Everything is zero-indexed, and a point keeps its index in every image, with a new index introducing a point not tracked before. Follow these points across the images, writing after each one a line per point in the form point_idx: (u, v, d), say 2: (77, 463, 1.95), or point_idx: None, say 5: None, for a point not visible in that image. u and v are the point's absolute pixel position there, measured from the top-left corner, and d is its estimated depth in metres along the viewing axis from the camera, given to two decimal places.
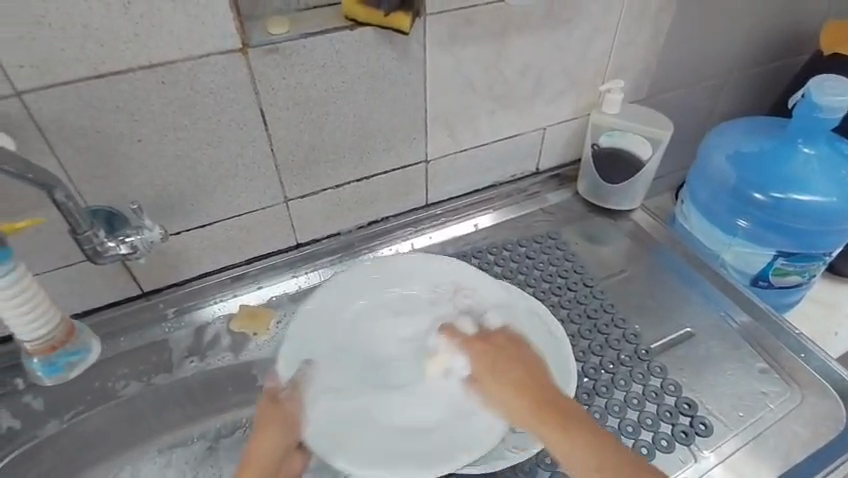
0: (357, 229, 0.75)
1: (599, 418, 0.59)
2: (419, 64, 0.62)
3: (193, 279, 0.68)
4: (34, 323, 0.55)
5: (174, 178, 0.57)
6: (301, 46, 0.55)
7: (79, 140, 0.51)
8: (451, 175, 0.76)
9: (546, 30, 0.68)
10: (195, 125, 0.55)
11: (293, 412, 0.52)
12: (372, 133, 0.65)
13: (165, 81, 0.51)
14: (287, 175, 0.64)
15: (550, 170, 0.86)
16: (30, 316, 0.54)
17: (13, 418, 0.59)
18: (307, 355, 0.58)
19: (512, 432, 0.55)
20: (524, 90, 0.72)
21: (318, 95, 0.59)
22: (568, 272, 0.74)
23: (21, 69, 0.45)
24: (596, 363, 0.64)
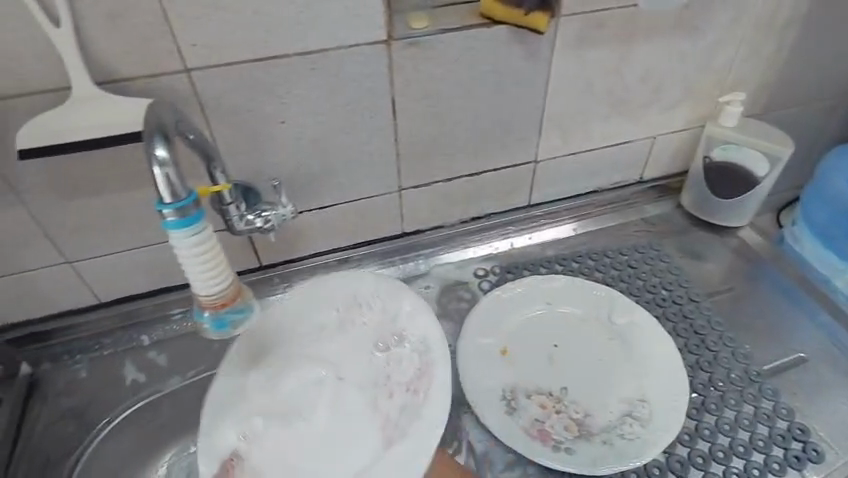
0: (460, 224, 0.76)
1: (709, 436, 0.57)
2: (545, 64, 0.63)
3: (305, 258, 0.71)
4: (209, 274, 0.38)
5: (306, 160, 0.60)
6: (440, 41, 0.57)
7: (231, 117, 0.55)
8: (556, 178, 0.76)
9: (675, 37, 0.66)
10: (333, 110, 0.58)
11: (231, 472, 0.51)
12: (489, 129, 0.66)
13: (314, 67, 0.54)
14: (405, 165, 0.66)
15: (654, 181, 0.83)
16: (205, 269, 0.38)
17: (139, 371, 0.64)
18: (229, 405, 0.55)
19: (623, 439, 0.55)
20: (642, 97, 0.71)
21: (446, 89, 0.61)
22: (673, 285, 0.72)
23: (194, 48, 0.49)
24: (705, 380, 0.62)
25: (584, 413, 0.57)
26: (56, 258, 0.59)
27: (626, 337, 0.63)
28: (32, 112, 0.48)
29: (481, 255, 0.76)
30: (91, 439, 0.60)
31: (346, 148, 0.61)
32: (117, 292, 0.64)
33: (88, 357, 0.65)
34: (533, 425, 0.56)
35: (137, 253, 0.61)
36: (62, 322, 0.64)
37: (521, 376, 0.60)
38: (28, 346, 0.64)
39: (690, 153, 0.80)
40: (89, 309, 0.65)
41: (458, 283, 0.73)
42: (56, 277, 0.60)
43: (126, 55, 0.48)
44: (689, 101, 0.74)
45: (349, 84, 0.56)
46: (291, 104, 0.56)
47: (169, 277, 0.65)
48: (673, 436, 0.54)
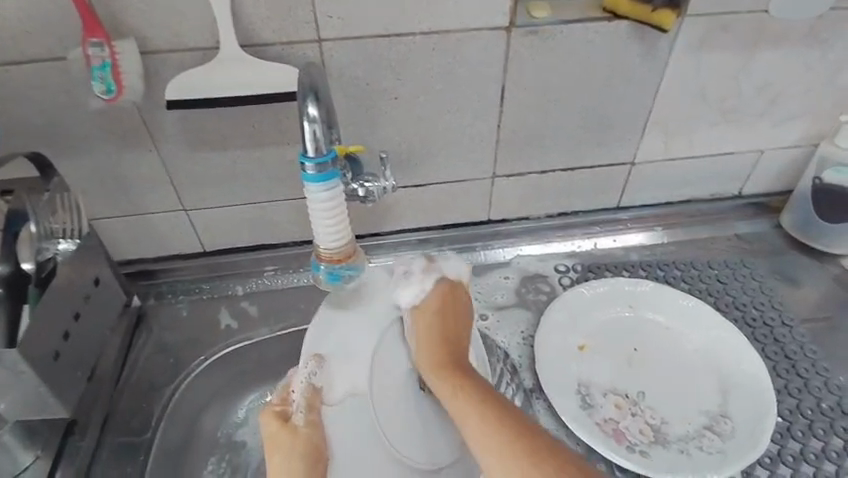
0: (545, 218, 0.76)
1: (792, 462, 0.55)
2: (661, 64, 0.62)
3: (391, 233, 0.73)
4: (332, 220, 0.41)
5: (411, 137, 0.63)
6: (559, 32, 0.57)
7: (351, 89, 0.57)
8: (651, 182, 0.74)
9: (803, 47, 0.63)
10: (445, 91, 0.59)
11: (311, 435, 0.47)
12: (593, 125, 0.66)
13: (435, 48, 0.56)
14: (503, 152, 0.66)
15: (752, 197, 0.79)
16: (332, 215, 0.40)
17: (233, 318, 0.69)
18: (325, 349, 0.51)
19: (700, 451, 0.54)
20: (756, 108, 0.68)
21: (557, 79, 0.61)
22: (764, 306, 0.70)
23: (330, 20, 0.52)
24: (793, 406, 0.59)
25: (661, 420, 0.57)
26: (175, 204, 0.64)
27: (712, 352, 0.61)
28: (181, 68, 0.53)
29: (563, 251, 0.76)
30: (188, 374, 0.64)
31: (452, 130, 0.63)
32: (220, 243, 0.69)
33: (189, 299, 0.70)
34: (607, 423, 0.56)
35: (244, 208, 0.66)
36: (169, 264, 0.70)
37: (597, 373, 0.60)
38: (139, 281, 0.69)
39: (798, 172, 0.76)
40: (193, 256, 0.70)
41: (537, 275, 0.73)
42: (171, 222, 0.65)
43: (269, 21, 0.51)
44: (806, 118, 0.70)
45: (465, 66, 0.58)
46: (407, 81, 0.58)
47: (267, 235, 0.69)
48: (758, 454, 0.52)
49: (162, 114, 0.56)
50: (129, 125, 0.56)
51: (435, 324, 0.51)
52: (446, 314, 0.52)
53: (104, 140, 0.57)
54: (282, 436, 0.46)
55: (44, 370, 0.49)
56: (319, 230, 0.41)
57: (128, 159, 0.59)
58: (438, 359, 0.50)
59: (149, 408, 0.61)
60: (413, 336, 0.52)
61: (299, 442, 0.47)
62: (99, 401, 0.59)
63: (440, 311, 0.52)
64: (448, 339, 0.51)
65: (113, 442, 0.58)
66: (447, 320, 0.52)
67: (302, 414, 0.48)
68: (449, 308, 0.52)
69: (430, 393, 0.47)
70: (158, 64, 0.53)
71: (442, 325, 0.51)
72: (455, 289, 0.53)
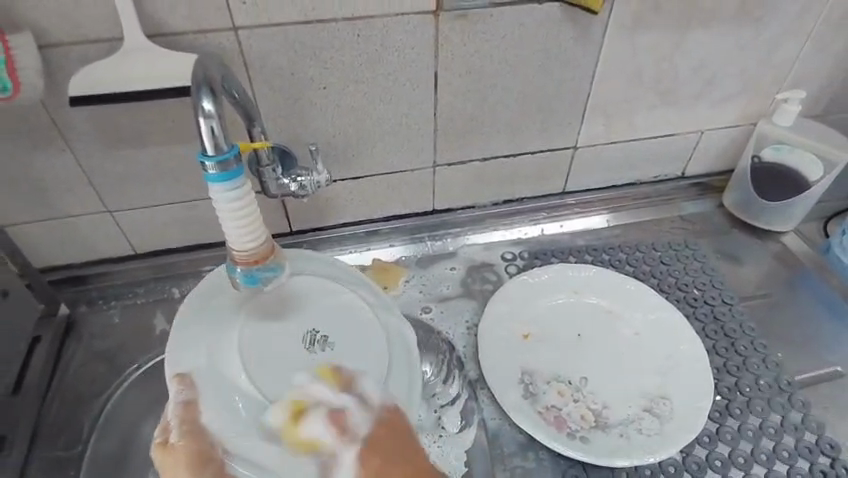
0: (491, 206, 0.75)
1: (730, 440, 0.55)
2: (595, 46, 0.61)
3: (333, 228, 0.71)
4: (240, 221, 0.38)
5: (344, 127, 0.60)
6: (488, 15, 0.55)
7: (275, 79, 0.55)
8: (595, 166, 0.74)
9: (736, 26, 0.63)
10: (375, 80, 0.57)
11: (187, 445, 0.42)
12: (531, 111, 0.65)
13: (360, 34, 0.54)
14: (441, 141, 0.65)
15: (695, 178, 0.80)
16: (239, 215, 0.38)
17: (168, 323, 0.66)
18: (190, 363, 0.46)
19: (638, 433, 0.54)
20: (694, 89, 0.68)
21: (491, 65, 0.59)
22: (706, 285, 0.70)
23: (244, 6, 0.49)
24: (731, 383, 0.60)
25: (602, 405, 0.57)
26: (98, 206, 0.60)
27: (652, 333, 0.62)
28: (86, 61, 0.50)
29: (510, 238, 0.75)
30: (119, 384, 0.62)
31: (385, 120, 0.61)
32: (152, 245, 0.66)
33: (122, 305, 0.67)
34: (549, 411, 0.56)
35: (173, 208, 0.63)
36: (97, 269, 0.66)
37: (540, 361, 0.60)
38: (67, 288, 0.66)
39: (738, 151, 0.77)
40: (124, 259, 0.66)
41: (484, 264, 0.72)
42: (95, 225, 0.62)
43: (176, 9, 0.48)
44: (742, 97, 0.70)
45: (394, 53, 0.56)
46: (335, 69, 0.56)
47: (202, 235, 0.66)
48: (692, 437, 0.53)
49: (71, 112, 0.52)
50: (35, 125, 0.53)
51: (387, 439, 0.45)
52: (399, 452, 0.44)
53: (9, 142, 0.53)
54: (168, 459, 0.41)
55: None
56: (228, 231, 0.39)
57: (39, 161, 0.55)
58: (384, 471, 0.43)
59: (80, 421, 0.59)
60: (360, 455, 0.43)
61: (178, 454, 0.41)
62: (24, 417, 0.57)
63: (399, 457, 0.44)
64: (406, 451, 0.45)
65: (42, 458, 0.56)
66: (396, 458, 0.44)
67: (176, 430, 0.42)
68: (395, 434, 0.45)
69: (406, 444, 0.45)
70: (60, 58, 0.49)
71: (399, 440, 0.45)
72: (399, 419, 0.46)
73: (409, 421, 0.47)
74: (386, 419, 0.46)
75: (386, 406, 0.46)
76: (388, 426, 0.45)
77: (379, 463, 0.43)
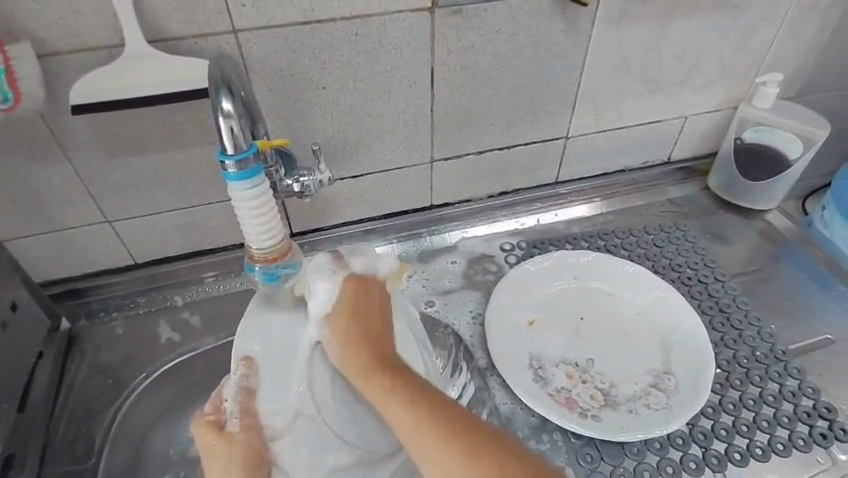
0: (487, 199, 0.76)
1: (732, 410, 0.58)
2: (584, 38, 0.63)
3: (334, 228, 0.72)
4: (260, 215, 0.40)
5: (344, 127, 0.61)
6: (482, 10, 0.57)
7: (274, 81, 0.55)
8: (586, 155, 0.76)
9: (715, 13, 0.65)
10: (373, 78, 0.58)
11: (249, 442, 0.47)
12: (524, 103, 0.66)
13: (358, 33, 0.55)
14: (438, 137, 0.66)
15: (681, 163, 0.82)
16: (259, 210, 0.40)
17: (173, 331, 0.65)
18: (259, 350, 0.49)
19: (646, 408, 0.56)
20: (677, 76, 0.71)
21: (485, 59, 0.61)
22: (698, 265, 0.73)
23: (243, 9, 0.50)
24: (729, 356, 0.62)
25: (609, 384, 0.59)
26: (97, 216, 0.60)
27: (650, 313, 0.64)
28: (85, 69, 0.49)
29: (507, 229, 0.77)
30: (129, 393, 0.61)
31: (384, 117, 0.62)
32: (152, 253, 0.65)
33: (124, 315, 0.66)
34: (560, 393, 0.57)
35: (174, 214, 0.62)
36: (95, 281, 0.65)
37: (548, 346, 0.62)
38: (66, 302, 0.65)
39: (720, 135, 0.80)
40: (123, 269, 0.66)
41: (484, 256, 0.73)
42: (94, 236, 0.61)
43: (176, 14, 0.48)
44: (723, 82, 0.73)
45: (391, 50, 0.57)
46: (333, 69, 0.56)
47: (203, 240, 0.66)
48: (698, 407, 0.55)
49: (69, 121, 0.52)
50: (32, 136, 0.52)
51: (350, 317, 0.44)
52: (359, 313, 0.44)
53: (6, 154, 0.52)
54: (221, 447, 0.46)
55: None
56: (249, 225, 0.41)
57: (37, 173, 0.54)
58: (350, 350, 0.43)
59: (91, 432, 0.58)
60: (331, 318, 0.44)
61: (237, 447, 0.46)
62: (34, 433, 0.55)
63: (366, 301, 0.45)
64: (372, 315, 0.45)
65: (55, 473, 0.54)
66: (369, 318, 0.44)
67: (236, 420, 0.47)
68: (364, 304, 0.45)
69: (373, 301, 0.46)
70: (57, 67, 0.49)
71: (367, 295, 0.45)
72: (363, 283, 0.46)
73: (386, 294, 0.47)
74: (353, 288, 0.45)
75: (348, 280, 0.46)
76: (362, 284, 0.46)
77: (344, 327, 0.44)
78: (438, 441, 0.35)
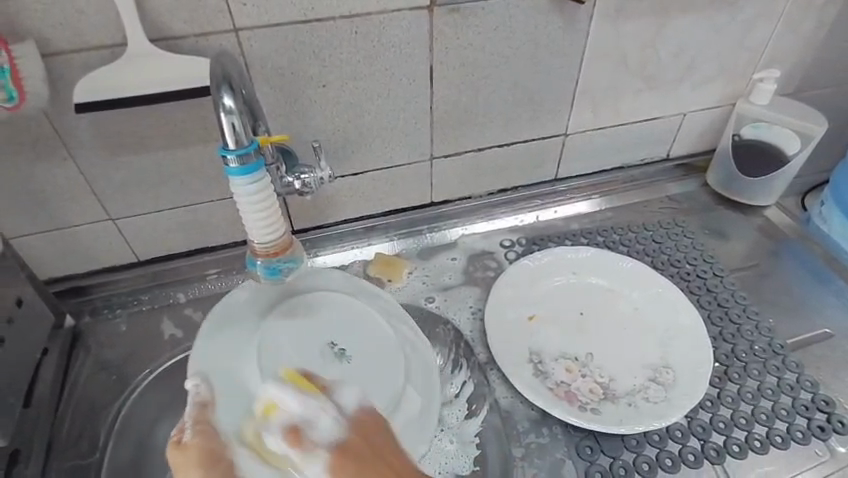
0: (487, 196, 0.76)
1: (731, 403, 0.58)
2: (582, 35, 0.63)
3: (335, 225, 0.72)
4: (260, 210, 0.40)
5: (344, 124, 0.62)
6: (480, 8, 0.57)
7: (275, 79, 0.56)
8: (585, 152, 0.76)
9: (712, 10, 0.66)
10: (373, 76, 0.59)
11: (204, 444, 0.41)
12: (523, 100, 0.67)
13: (357, 31, 0.55)
14: (438, 134, 0.67)
15: (679, 159, 0.83)
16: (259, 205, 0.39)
17: (176, 327, 0.66)
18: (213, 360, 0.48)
19: (645, 401, 0.57)
20: (675, 73, 0.71)
21: (484, 57, 0.61)
22: (697, 260, 0.73)
23: (244, 8, 0.50)
24: (728, 350, 0.63)
25: (608, 378, 0.59)
26: (100, 214, 0.60)
27: (648, 307, 0.65)
28: (89, 68, 0.50)
29: (507, 226, 0.77)
30: (132, 389, 0.61)
31: (384, 115, 0.62)
32: (155, 251, 0.66)
33: (127, 313, 0.67)
34: (559, 387, 0.58)
35: (177, 212, 0.63)
36: (99, 278, 0.66)
37: (548, 340, 0.62)
38: (70, 299, 0.65)
39: (718, 132, 0.81)
40: (125, 267, 0.66)
41: (484, 252, 0.74)
42: (98, 233, 0.62)
43: (179, 13, 0.49)
44: (720, 79, 0.74)
45: (391, 48, 0.57)
46: (333, 67, 0.57)
47: (205, 238, 0.67)
48: (696, 400, 0.55)
49: (73, 119, 0.52)
50: (36, 135, 0.52)
51: (349, 461, 0.40)
52: (373, 454, 0.41)
53: (10, 153, 0.53)
54: (178, 458, 0.41)
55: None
56: (249, 220, 0.40)
57: (41, 171, 0.55)
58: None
59: (95, 428, 0.58)
60: (335, 461, 0.40)
61: (193, 451, 0.41)
62: (38, 429, 0.55)
63: (365, 451, 0.41)
64: (387, 453, 0.41)
65: (59, 469, 0.55)
66: (378, 461, 0.40)
67: (191, 429, 0.42)
68: (368, 434, 0.42)
69: (378, 445, 0.42)
70: (61, 66, 0.49)
71: (365, 440, 0.42)
72: (366, 420, 0.43)
73: (381, 432, 0.43)
74: (364, 425, 0.43)
75: (360, 414, 0.43)
76: (364, 437, 0.42)
77: (352, 473, 0.39)
78: None
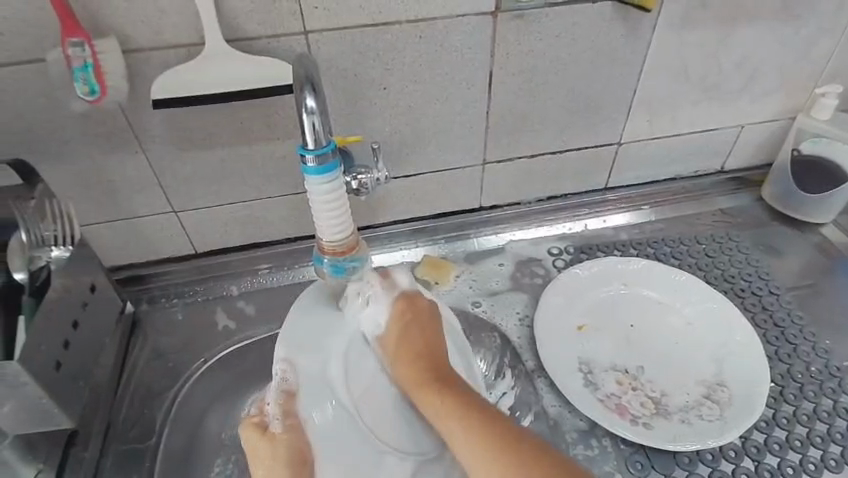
0: (536, 202, 0.76)
1: (786, 424, 0.57)
2: (644, 44, 0.62)
3: (384, 226, 0.73)
4: (331, 212, 0.43)
5: (401, 127, 0.62)
6: (544, 15, 0.57)
7: (339, 81, 0.57)
8: (638, 161, 0.75)
9: (779, 21, 0.64)
10: (433, 79, 0.59)
11: (293, 443, 0.42)
12: (580, 108, 0.66)
13: (421, 36, 0.56)
14: (492, 139, 0.67)
15: (733, 172, 0.81)
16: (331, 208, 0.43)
17: (229, 319, 0.68)
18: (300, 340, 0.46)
19: (700, 418, 0.56)
20: (736, 84, 0.70)
21: (543, 64, 0.61)
22: (751, 276, 0.72)
23: (315, 11, 0.52)
24: (783, 371, 0.61)
25: (660, 392, 0.58)
26: (164, 207, 0.62)
27: (703, 323, 0.63)
28: (165, 66, 0.52)
29: (555, 234, 0.77)
30: (187, 378, 0.63)
31: (441, 118, 0.63)
32: (212, 244, 0.68)
33: (183, 302, 0.69)
34: (609, 399, 0.57)
35: (235, 207, 0.65)
36: (158, 268, 0.68)
37: (598, 351, 0.62)
38: (130, 287, 0.68)
39: (776, 145, 0.79)
40: (184, 258, 0.69)
41: (531, 259, 0.73)
42: (161, 225, 0.64)
43: (253, 15, 0.50)
44: (783, 91, 0.72)
45: (453, 53, 0.58)
46: (395, 70, 0.58)
47: (259, 233, 0.68)
48: (754, 420, 0.54)
49: (147, 115, 0.54)
50: (112, 128, 0.55)
51: (406, 327, 0.46)
52: (415, 331, 0.45)
53: (85, 144, 0.55)
54: (264, 445, 0.42)
55: (49, 381, 0.46)
56: (320, 220, 0.44)
57: (113, 163, 0.57)
58: (406, 361, 0.45)
59: (151, 413, 0.60)
60: (386, 339, 0.46)
61: (280, 447, 0.42)
62: (99, 412, 0.57)
63: (416, 325, 0.46)
64: (433, 348, 0.45)
65: (117, 451, 0.57)
66: (419, 331, 0.46)
67: (279, 421, 0.43)
68: (419, 316, 0.46)
69: (423, 321, 0.46)
70: (140, 63, 0.51)
71: (419, 327, 0.46)
72: (410, 298, 0.47)
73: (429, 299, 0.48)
74: (413, 302, 0.47)
75: (396, 296, 0.47)
76: (411, 300, 0.47)
77: (397, 340, 0.46)
78: (495, 451, 0.38)
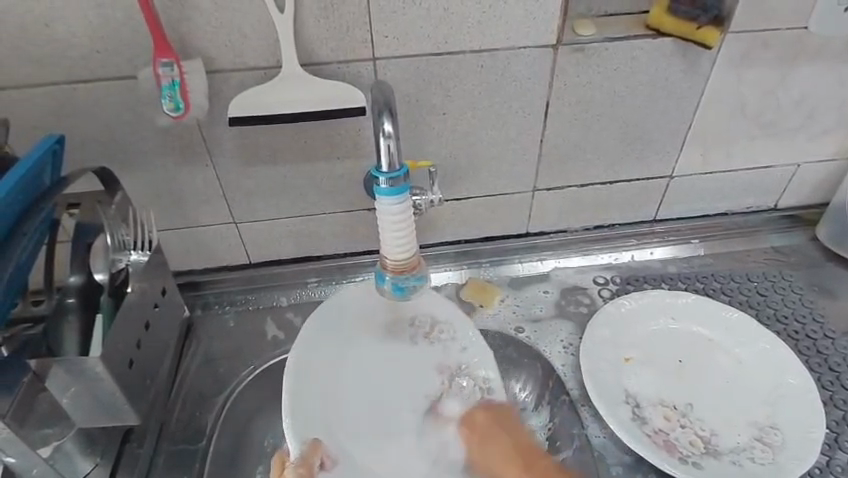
0: (582, 231, 0.76)
1: (841, 473, 0.55)
2: (702, 80, 0.63)
3: (431, 246, 0.74)
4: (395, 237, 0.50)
5: (456, 152, 0.64)
6: (604, 49, 0.58)
7: (401, 106, 0.59)
8: (688, 195, 0.75)
9: (841, 62, 0.64)
10: (491, 107, 0.61)
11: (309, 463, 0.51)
12: (633, 139, 0.67)
13: (483, 65, 0.58)
14: (544, 167, 0.68)
15: (788, 210, 0.80)
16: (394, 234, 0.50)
17: (278, 329, 0.70)
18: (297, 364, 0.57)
19: (752, 462, 0.54)
20: (794, 122, 0.69)
21: (599, 96, 0.62)
22: (806, 318, 0.70)
23: (385, 39, 0.54)
24: (840, 417, 0.59)
25: (710, 432, 0.57)
26: (226, 218, 0.65)
27: (756, 363, 0.62)
28: (242, 87, 0.55)
29: (601, 263, 0.76)
30: (237, 384, 0.65)
31: (494, 144, 0.64)
32: (267, 255, 0.70)
33: (235, 310, 0.71)
34: (658, 434, 0.57)
35: (291, 221, 0.67)
36: (213, 276, 0.71)
37: (644, 384, 0.61)
38: (186, 293, 0.71)
39: (833, 185, 0.77)
40: (237, 267, 0.71)
41: (576, 287, 0.73)
42: (221, 234, 0.67)
43: (327, 41, 0.53)
44: (844, 131, 0.71)
45: (511, 83, 0.60)
46: (455, 98, 0.60)
47: (311, 247, 0.71)
48: (808, 467, 0.53)
49: (221, 132, 0.58)
50: (187, 142, 0.58)
51: (480, 420, 0.57)
52: (507, 435, 0.56)
53: (161, 156, 0.59)
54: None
55: (123, 377, 0.49)
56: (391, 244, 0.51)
57: (185, 175, 0.61)
58: (487, 456, 0.56)
59: (202, 416, 0.62)
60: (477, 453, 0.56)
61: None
62: (155, 412, 0.60)
63: (501, 430, 0.57)
64: (521, 447, 0.56)
65: (170, 450, 0.59)
66: (503, 439, 0.56)
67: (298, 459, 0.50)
68: (499, 429, 0.57)
69: (506, 432, 0.57)
70: (219, 82, 0.54)
71: (503, 441, 0.56)
72: (493, 411, 0.57)
73: (510, 417, 0.58)
74: (478, 420, 0.57)
75: (480, 404, 0.58)
76: (474, 423, 0.57)
77: (476, 435, 0.56)
78: None
